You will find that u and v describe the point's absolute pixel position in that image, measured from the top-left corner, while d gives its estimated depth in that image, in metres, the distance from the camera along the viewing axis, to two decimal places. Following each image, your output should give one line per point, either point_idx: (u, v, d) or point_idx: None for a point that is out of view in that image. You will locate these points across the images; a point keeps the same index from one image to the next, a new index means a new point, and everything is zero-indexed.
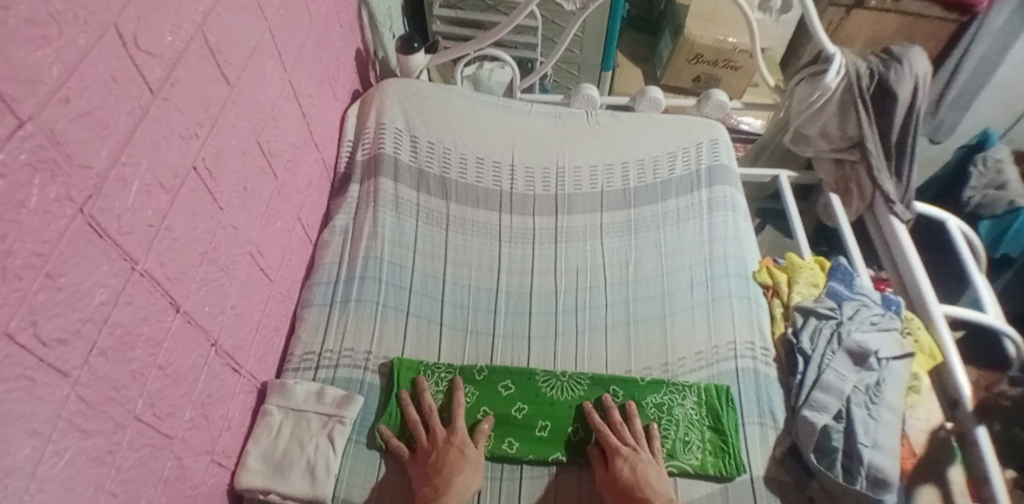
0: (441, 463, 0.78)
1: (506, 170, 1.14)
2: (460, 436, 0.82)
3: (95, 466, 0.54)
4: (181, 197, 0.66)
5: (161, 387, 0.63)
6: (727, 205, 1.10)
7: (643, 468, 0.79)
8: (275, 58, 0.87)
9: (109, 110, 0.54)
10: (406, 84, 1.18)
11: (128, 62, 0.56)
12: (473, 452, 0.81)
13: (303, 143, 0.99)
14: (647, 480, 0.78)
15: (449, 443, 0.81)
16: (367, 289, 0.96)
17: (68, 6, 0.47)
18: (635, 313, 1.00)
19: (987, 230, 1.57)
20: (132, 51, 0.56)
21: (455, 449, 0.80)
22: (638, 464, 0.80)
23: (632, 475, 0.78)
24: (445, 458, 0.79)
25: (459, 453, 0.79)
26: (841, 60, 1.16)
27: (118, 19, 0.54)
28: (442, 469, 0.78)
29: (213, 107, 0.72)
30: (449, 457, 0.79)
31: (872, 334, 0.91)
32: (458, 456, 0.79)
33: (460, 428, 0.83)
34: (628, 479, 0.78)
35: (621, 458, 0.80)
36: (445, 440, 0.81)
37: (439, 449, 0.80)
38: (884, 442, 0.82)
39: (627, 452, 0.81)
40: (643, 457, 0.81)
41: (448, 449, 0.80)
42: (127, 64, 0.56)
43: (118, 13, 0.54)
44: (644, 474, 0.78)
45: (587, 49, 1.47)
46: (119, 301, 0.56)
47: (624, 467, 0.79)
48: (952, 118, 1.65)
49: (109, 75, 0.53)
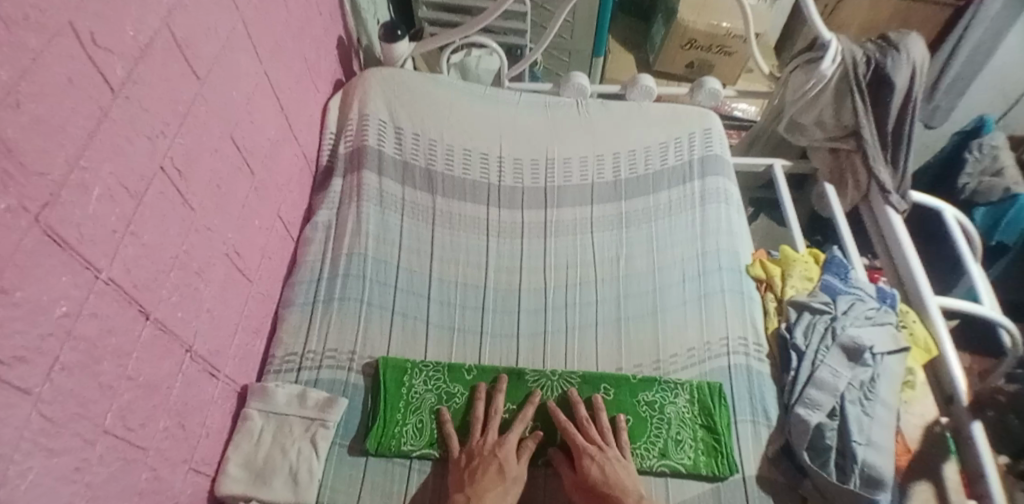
0: (483, 471, 0.76)
1: (494, 162, 1.11)
2: (508, 448, 0.79)
3: (63, 484, 0.52)
4: (148, 200, 0.63)
5: (132, 399, 0.61)
6: (720, 198, 1.07)
7: (612, 467, 0.78)
8: (250, 50, 0.83)
9: (66, 114, 0.50)
10: (390, 74, 1.14)
11: (86, 61, 0.52)
12: (517, 466, 0.78)
13: (282, 138, 0.96)
14: (617, 478, 0.77)
15: (493, 454, 0.78)
16: (350, 288, 0.94)
17: (17, 5, 0.44)
18: (626, 309, 0.98)
19: (983, 216, 1.55)
20: (90, 49, 0.53)
21: (498, 464, 0.77)
22: (607, 463, 0.78)
23: (602, 474, 0.77)
24: (484, 471, 0.76)
25: (500, 469, 0.76)
26: (838, 46, 1.14)
27: (74, 16, 0.50)
28: (482, 477, 0.75)
29: (182, 104, 0.68)
30: (488, 471, 0.76)
31: (866, 329, 0.89)
32: (499, 471, 0.76)
33: (513, 437, 0.81)
34: (599, 478, 0.76)
35: (589, 459, 0.78)
36: (491, 450, 0.79)
37: (483, 458, 0.78)
38: (879, 440, 0.81)
39: (594, 451, 0.79)
40: (611, 455, 0.79)
41: (491, 461, 0.77)
42: (85, 64, 0.52)
43: (73, 9, 0.50)
44: (613, 472, 0.77)
45: (578, 35, 1.43)
46: (82, 313, 0.53)
47: (593, 467, 0.78)
48: (948, 103, 1.61)
49: (64, 76, 0.50)
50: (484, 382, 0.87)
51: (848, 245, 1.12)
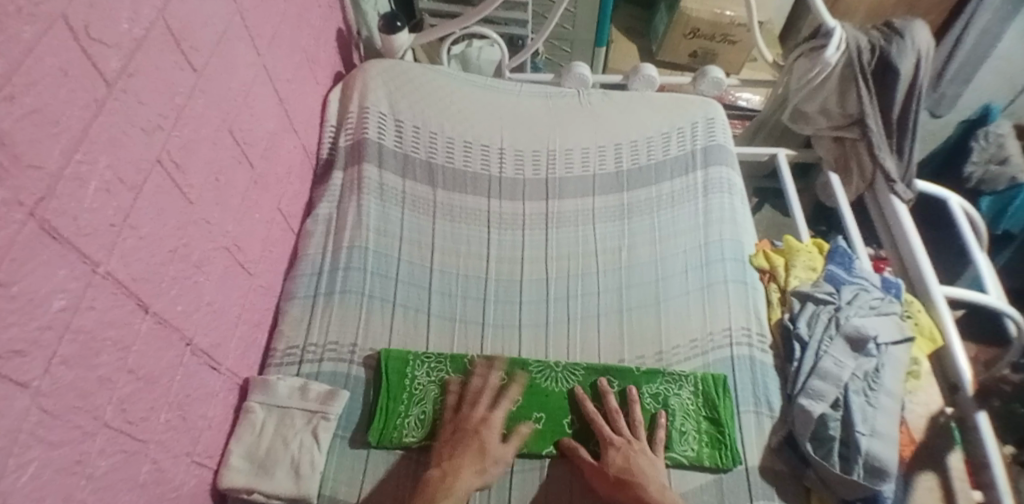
0: (472, 445, 0.79)
1: (495, 153, 1.10)
2: (492, 422, 0.81)
3: (63, 476, 0.52)
4: (146, 193, 0.62)
5: (133, 391, 0.61)
6: (723, 187, 1.06)
7: (636, 457, 0.78)
8: (247, 42, 0.83)
9: (62, 107, 0.50)
10: (390, 65, 1.13)
11: (80, 54, 0.52)
12: (497, 444, 0.80)
13: (281, 130, 0.95)
14: (640, 468, 0.77)
15: (477, 432, 0.80)
16: (352, 280, 0.94)
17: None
18: (628, 300, 0.97)
19: (989, 206, 1.53)
20: (84, 42, 0.52)
21: (479, 443, 0.79)
22: (630, 453, 0.79)
23: (625, 462, 0.78)
24: (466, 448, 0.78)
25: (480, 444, 0.79)
26: (841, 34, 1.12)
27: (67, 8, 0.50)
28: (471, 451, 0.78)
29: (179, 96, 0.68)
30: (469, 446, 0.79)
31: (871, 319, 0.88)
32: (479, 448, 0.78)
33: (500, 412, 0.83)
34: (622, 466, 0.77)
35: (613, 448, 0.79)
36: (478, 428, 0.81)
37: (466, 432, 0.80)
38: (883, 430, 0.80)
39: (620, 442, 0.80)
40: (637, 447, 0.80)
41: (473, 437, 0.80)
42: (79, 57, 0.52)
43: (65, 2, 0.50)
44: (636, 463, 0.78)
45: (580, 24, 1.42)
46: (80, 306, 0.53)
47: (617, 455, 0.78)
48: (954, 91, 1.59)
49: (59, 69, 0.49)
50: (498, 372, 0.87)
51: (853, 235, 1.11)
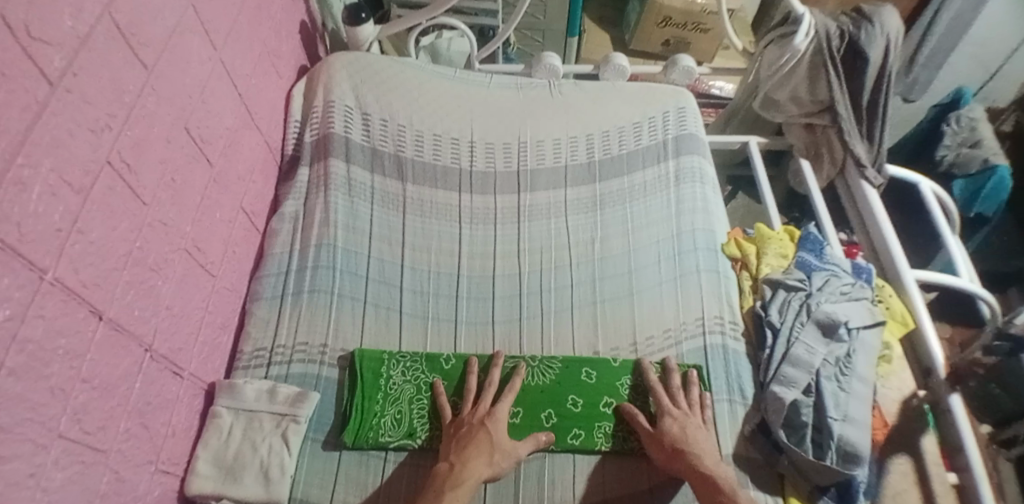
0: (479, 438, 0.77)
1: (465, 146, 1.08)
2: (498, 414, 0.80)
3: (15, 491, 0.49)
4: (95, 195, 0.60)
5: (88, 400, 0.59)
6: (696, 176, 1.06)
7: (693, 429, 0.79)
8: (202, 37, 0.80)
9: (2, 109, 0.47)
10: (356, 58, 1.11)
11: (19, 53, 0.49)
12: (505, 437, 0.78)
13: (242, 126, 0.92)
14: (695, 439, 0.78)
15: (482, 424, 0.79)
16: (320, 279, 0.92)
17: None
18: (601, 292, 0.97)
19: (961, 189, 1.56)
20: (24, 41, 0.50)
21: (486, 435, 0.77)
22: (688, 425, 0.79)
23: (681, 432, 0.78)
24: (471, 440, 0.77)
25: (488, 435, 0.77)
26: (811, 20, 1.12)
27: (2, 6, 0.48)
28: (482, 443, 0.76)
29: (129, 94, 0.65)
30: (477, 438, 0.77)
31: (842, 305, 0.89)
32: (484, 439, 0.77)
33: (505, 404, 0.81)
34: (677, 435, 0.78)
35: (670, 418, 0.80)
36: (481, 419, 0.79)
37: (472, 425, 0.79)
38: (856, 415, 0.81)
39: (679, 414, 0.80)
40: (694, 420, 0.81)
41: (479, 429, 0.78)
42: (18, 56, 0.49)
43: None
44: (692, 434, 0.78)
45: (551, 14, 1.40)
46: (27, 316, 0.51)
47: (673, 424, 0.79)
48: (925, 76, 1.63)
49: None
50: (479, 360, 0.87)
51: (824, 221, 1.12)
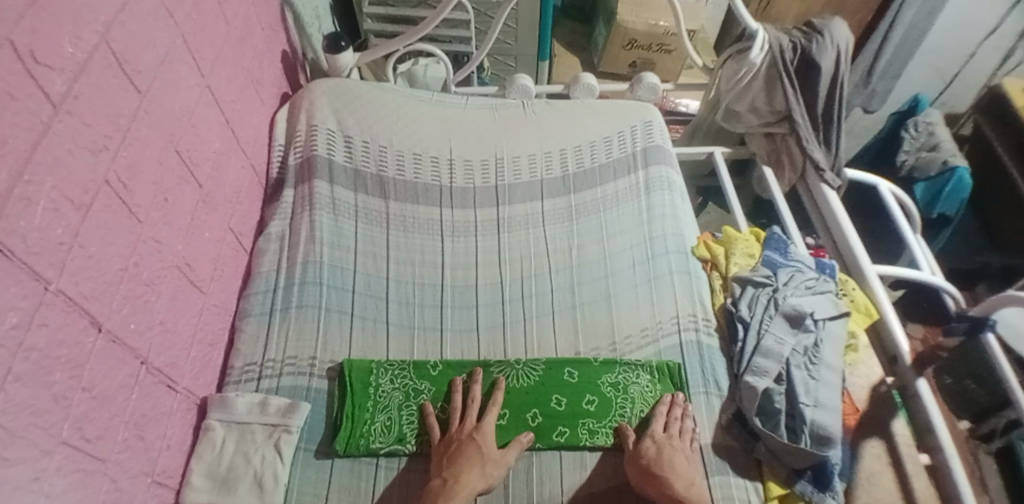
0: (472, 451, 0.79)
1: (445, 164, 1.13)
2: (485, 429, 0.82)
3: (20, 494, 0.52)
4: (93, 212, 0.63)
5: (88, 409, 0.61)
6: (664, 185, 1.12)
7: (669, 452, 0.80)
8: (189, 64, 0.84)
9: (7, 129, 0.51)
10: (338, 84, 1.16)
11: (25, 77, 0.53)
12: (494, 450, 0.81)
13: (228, 150, 0.96)
14: (669, 462, 0.79)
15: (471, 438, 0.81)
16: (308, 294, 0.94)
17: None
18: (580, 296, 1.01)
19: (923, 191, 1.65)
20: (29, 65, 0.54)
21: (478, 448, 0.80)
22: (667, 448, 0.81)
23: (657, 454, 0.80)
24: (461, 453, 0.79)
25: (476, 449, 0.79)
26: (764, 36, 1.20)
27: (11, 34, 0.52)
28: (474, 456, 0.78)
29: (124, 117, 0.69)
30: (467, 452, 0.79)
31: (807, 298, 0.94)
32: (474, 453, 0.79)
33: (490, 420, 0.84)
34: (652, 458, 0.80)
35: (650, 440, 0.83)
36: (469, 434, 0.82)
37: (462, 441, 0.81)
38: (826, 401, 0.85)
39: (659, 437, 0.82)
40: (675, 443, 0.82)
41: (468, 444, 0.80)
42: (24, 80, 0.53)
43: (10, 27, 0.51)
44: (668, 457, 0.80)
45: (522, 39, 1.47)
46: (32, 324, 0.53)
47: (651, 446, 0.81)
48: (883, 87, 1.73)
49: (4, 91, 0.50)
50: (462, 378, 0.89)
51: (789, 222, 1.18)
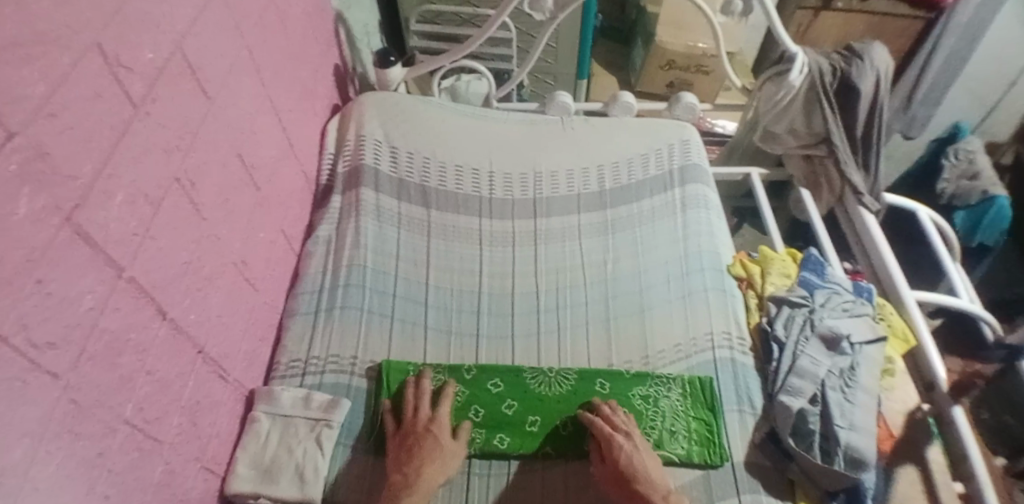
0: (431, 447, 0.81)
1: (485, 177, 1.17)
2: (440, 419, 0.84)
3: (87, 467, 0.55)
4: (164, 208, 0.68)
5: (149, 392, 0.65)
6: (701, 202, 1.13)
7: (640, 464, 0.80)
8: (252, 74, 0.90)
9: (93, 126, 0.56)
10: (386, 97, 1.21)
11: (110, 79, 0.58)
12: (449, 439, 0.83)
13: (283, 156, 1.02)
14: (644, 474, 0.79)
15: (427, 431, 0.83)
16: (351, 296, 0.98)
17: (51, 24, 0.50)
18: (614, 309, 1.02)
19: (963, 220, 1.61)
20: (113, 68, 0.59)
21: (436, 442, 0.82)
22: (635, 455, 0.80)
23: (629, 464, 0.80)
24: (420, 446, 0.81)
25: (435, 444, 0.81)
26: (804, 59, 1.20)
27: (100, 39, 0.57)
28: (434, 452, 0.80)
29: (194, 121, 0.74)
30: (426, 446, 0.81)
31: (844, 320, 0.94)
32: (435, 448, 0.81)
33: (444, 410, 0.86)
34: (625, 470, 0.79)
35: (616, 445, 0.81)
36: (425, 426, 0.83)
37: (419, 434, 0.82)
38: (861, 424, 0.84)
39: (626, 444, 0.81)
40: (643, 453, 0.81)
41: (426, 437, 0.82)
42: (109, 82, 0.58)
43: (99, 33, 0.56)
44: (640, 468, 0.79)
45: (561, 58, 1.51)
46: (106, 308, 0.58)
47: (620, 454, 0.80)
48: (923, 112, 1.70)
49: (92, 91, 0.55)
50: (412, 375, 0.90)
51: (825, 244, 1.17)
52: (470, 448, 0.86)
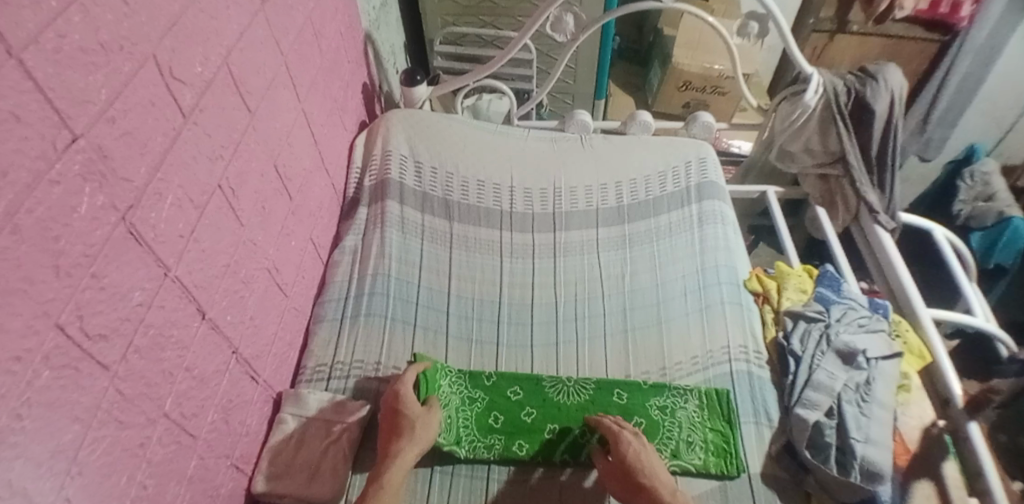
0: (401, 424, 0.82)
1: (506, 191, 1.20)
2: (405, 392, 0.85)
3: (129, 455, 0.58)
4: (208, 212, 0.72)
5: (188, 388, 0.68)
6: (717, 218, 1.15)
7: (648, 457, 0.81)
8: (290, 89, 0.95)
9: (147, 132, 0.60)
10: (411, 114, 1.26)
11: (164, 89, 0.63)
12: (418, 408, 0.83)
13: (315, 168, 1.06)
14: (650, 467, 0.79)
15: (394, 410, 0.84)
16: (376, 304, 1.01)
17: (115, 37, 0.54)
18: (632, 321, 1.04)
19: (979, 242, 1.62)
20: (168, 79, 0.63)
21: (405, 417, 0.82)
22: (642, 450, 0.81)
23: (637, 459, 0.80)
24: (393, 427, 0.82)
25: (400, 417, 0.82)
26: (819, 79, 1.22)
27: (157, 52, 0.61)
28: (403, 430, 0.81)
29: (237, 131, 0.79)
30: (394, 424, 0.82)
31: (859, 335, 0.95)
32: (404, 423, 0.82)
33: (410, 381, 0.86)
34: (630, 465, 0.80)
35: (625, 443, 0.82)
36: (392, 404, 0.84)
37: (388, 414, 0.84)
38: (877, 437, 0.85)
39: (632, 439, 0.82)
40: (648, 447, 0.82)
41: (394, 416, 0.83)
42: (163, 91, 0.62)
43: (156, 47, 0.61)
44: (647, 461, 0.80)
45: (580, 78, 1.55)
46: (152, 304, 0.61)
47: (630, 450, 0.81)
48: (939, 134, 1.73)
49: (148, 99, 0.60)
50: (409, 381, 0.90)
51: (841, 261, 1.19)
52: (489, 453, 0.88)
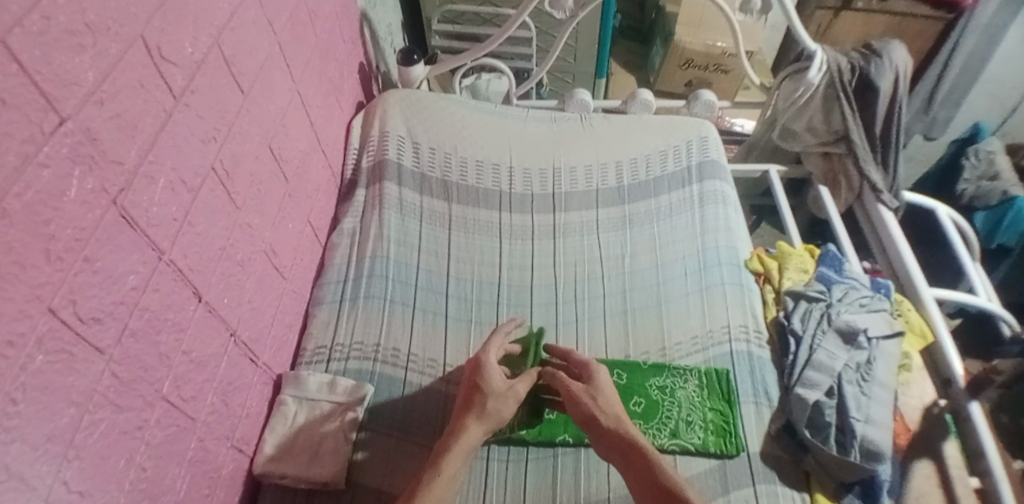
0: (474, 398, 0.78)
1: (505, 171, 1.19)
2: (487, 365, 0.82)
3: (127, 438, 0.58)
4: (202, 194, 0.71)
5: (186, 371, 0.68)
6: (718, 198, 1.14)
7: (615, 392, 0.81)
8: (284, 70, 0.93)
9: (137, 114, 0.59)
10: (407, 94, 1.24)
11: (153, 70, 0.61)
12: (497, 385, 0.80)
13: (311, 151, 1.05)
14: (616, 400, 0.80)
15: (475, 385, 0.80)
16: (374, 286, 1.01)
17: (102, 17, 0.53)
18: (631, 303, 1.04)
19: (983, 221, 1.60)
20: (157, 60, 0.62)
21: (481, 394, 0.79)
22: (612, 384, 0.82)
23: (608, 389, 0.80)
24: (468, 402, 0.79)
25: (478, 393, 0.79)
26: (823, 56, 1.20)
27: (145, 31, 0.60)
28: (474, 405, 0.78)
29: (229, 113, 0.77)
30: (471, 399, 0.79)
31: (860, 315, 0.95)
32: (479, 400, 0.78)
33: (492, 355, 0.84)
34: (599, 394, 0.79)
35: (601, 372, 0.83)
36: (475, 379, 0.81)
37: (468, 390, 0.80)
38: (877, 417, 0.86)
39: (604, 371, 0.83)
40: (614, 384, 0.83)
41: (473, 392, 0.79)
42: (152, 72, 0.61)
43: (144, 27, 0.59)
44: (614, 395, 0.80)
45: (580, 57, 1.53)
46: (146, 288, 0.61)
47: (605, 380, 0.82)
48: (945, 114, 1.71)
49: (137, 81, 0.59)
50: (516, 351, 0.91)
51: (844, 241, 1.18)
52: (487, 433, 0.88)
